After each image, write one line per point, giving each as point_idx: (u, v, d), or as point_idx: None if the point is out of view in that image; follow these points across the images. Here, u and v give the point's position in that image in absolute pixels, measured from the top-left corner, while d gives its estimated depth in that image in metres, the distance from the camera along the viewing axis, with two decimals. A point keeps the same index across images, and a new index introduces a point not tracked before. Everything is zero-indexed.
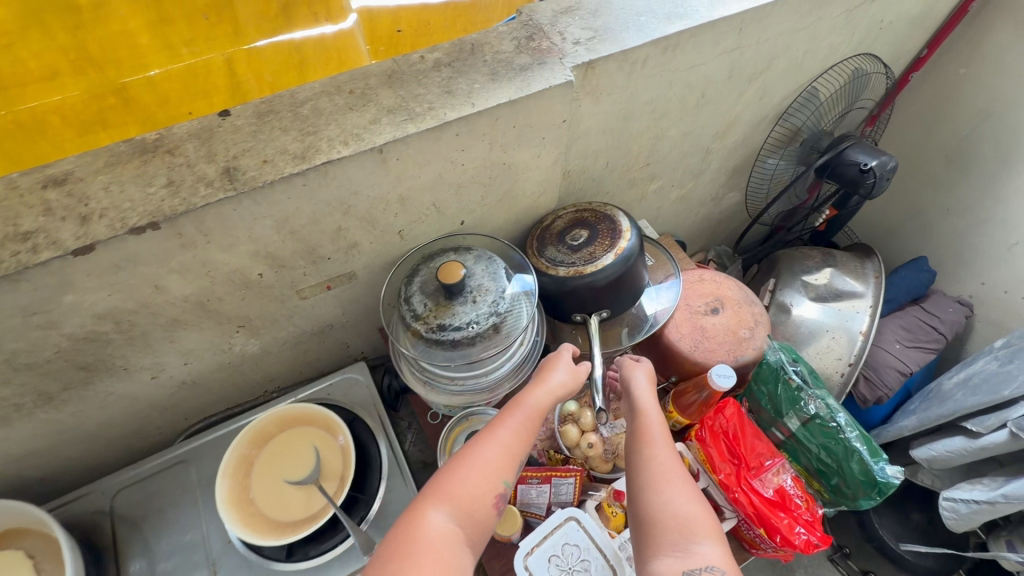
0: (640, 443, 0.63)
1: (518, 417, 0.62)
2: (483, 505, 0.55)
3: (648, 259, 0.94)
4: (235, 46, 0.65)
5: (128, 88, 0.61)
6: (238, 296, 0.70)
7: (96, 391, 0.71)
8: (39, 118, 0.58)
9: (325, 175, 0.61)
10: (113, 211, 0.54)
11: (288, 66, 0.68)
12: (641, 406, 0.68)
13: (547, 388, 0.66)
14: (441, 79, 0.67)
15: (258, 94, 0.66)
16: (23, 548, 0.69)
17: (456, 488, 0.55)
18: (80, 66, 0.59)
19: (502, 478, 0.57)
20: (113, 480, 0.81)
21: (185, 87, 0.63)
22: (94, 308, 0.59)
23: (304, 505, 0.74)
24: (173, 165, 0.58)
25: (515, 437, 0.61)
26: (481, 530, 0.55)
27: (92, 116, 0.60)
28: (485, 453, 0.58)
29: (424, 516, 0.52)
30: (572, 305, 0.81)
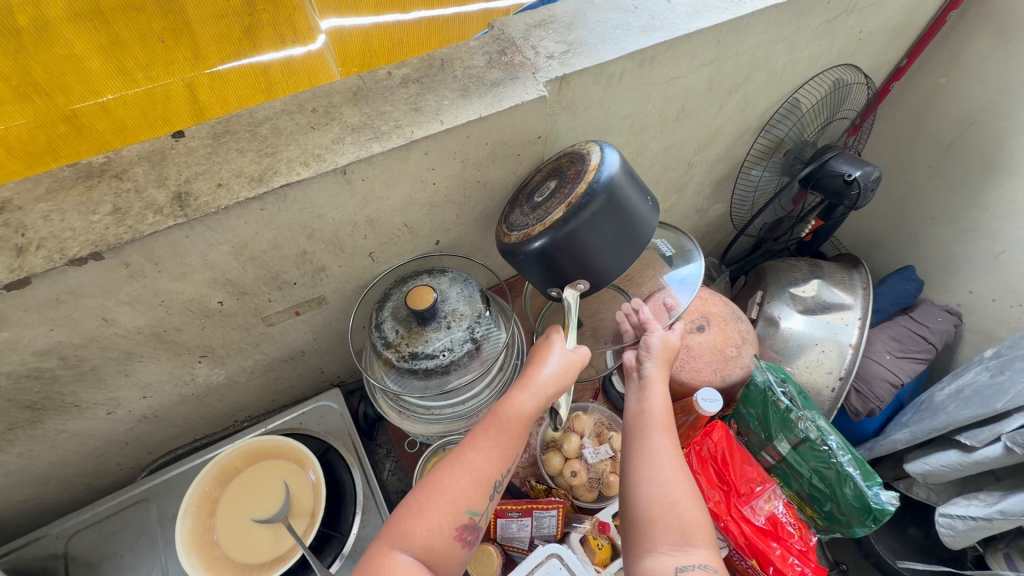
0: (642, 430, 0.60)
1: (495, 435, 0.56)
2: (447, 539, 0.51)
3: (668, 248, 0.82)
4: (195, 70, 0.56)
5: (79, 115, 0.53)
6: (197, 326, 0.66)
7: (45, 430, 0.67)
8: None
9: (285, 197, 0.57)
10: (51, 241, 0.51)
11: (253, 89, 0.62)
12: (648, 391, 0.64)
13: (523, 395, 0.59)
14: (409, 96, 0.65)
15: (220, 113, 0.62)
16: None
17: (415, 523, 0.51)
18: (23, 93, 0.48)
19: (467, 508, 0.52)
20: (68, 522, 0.76)
21: (142, 111, 0.56)
22: (35, 345, 0.55)
23: (271, 545, 0.70)
24: (120, 190, 0.54)
25: (486, 457, 0.55)
26: (446, 564, 0.51)
27: (38, 146, 0.54)
28: (448, 480, 0.53)
29: (381, 555, 0.49)
30: (540, 278, 0.64)
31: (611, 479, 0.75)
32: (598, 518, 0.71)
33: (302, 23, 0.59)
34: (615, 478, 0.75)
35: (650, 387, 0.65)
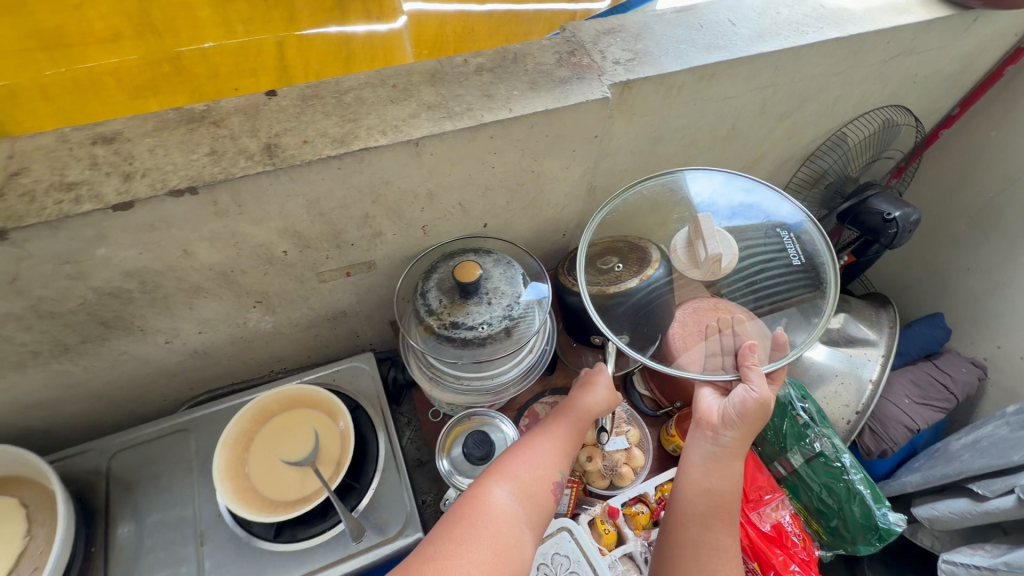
0: (700, 518, 0.64)
1: (572, 416, 0.68)
2: (543, 492, 0.61)
3: (793, 256, 0.69)
4: (288, 31, 0.73)
5: (182, 57, 0.69)
6: (261, 271, 0.71)
7: (111, 348, 0.72)
8: (94, 78, 0.66)
9: (361, 161, 0.62)
10: (155, 171, 0.56)
11: (335, 57, 0.79)
12: (714, 465, 0.65)
13: (601, 391, 0.71)
14: (482, 82, 0.69)
15: (303, 77, 0.79)
16: (19, 497, 0.73)
17: (519, 471, 0.62)
18: (141, 31, 0.65)
19: (557, 469, 0.63)
20: (113, 440, 0.82)
21: (234, 61, 0.73)
22: (123, 265, 0.61)
23: (297, 486, 0.74)
24: (218, 136, 0.60)
25: (569, 433, 0.67)
26: (540, 518, 0.60)
27: (143, 82, 0.69)
28: (541, 449, 0.65)
29: (486, 494, 0.58)
30: (587, 329, 0.84)
31: (625, 469, 0.77)
32: (607, 504, 0.74)
33: (388, 5, 0.76)
34: (628, 469, 0.77)
35: (721, 462, 0.66)
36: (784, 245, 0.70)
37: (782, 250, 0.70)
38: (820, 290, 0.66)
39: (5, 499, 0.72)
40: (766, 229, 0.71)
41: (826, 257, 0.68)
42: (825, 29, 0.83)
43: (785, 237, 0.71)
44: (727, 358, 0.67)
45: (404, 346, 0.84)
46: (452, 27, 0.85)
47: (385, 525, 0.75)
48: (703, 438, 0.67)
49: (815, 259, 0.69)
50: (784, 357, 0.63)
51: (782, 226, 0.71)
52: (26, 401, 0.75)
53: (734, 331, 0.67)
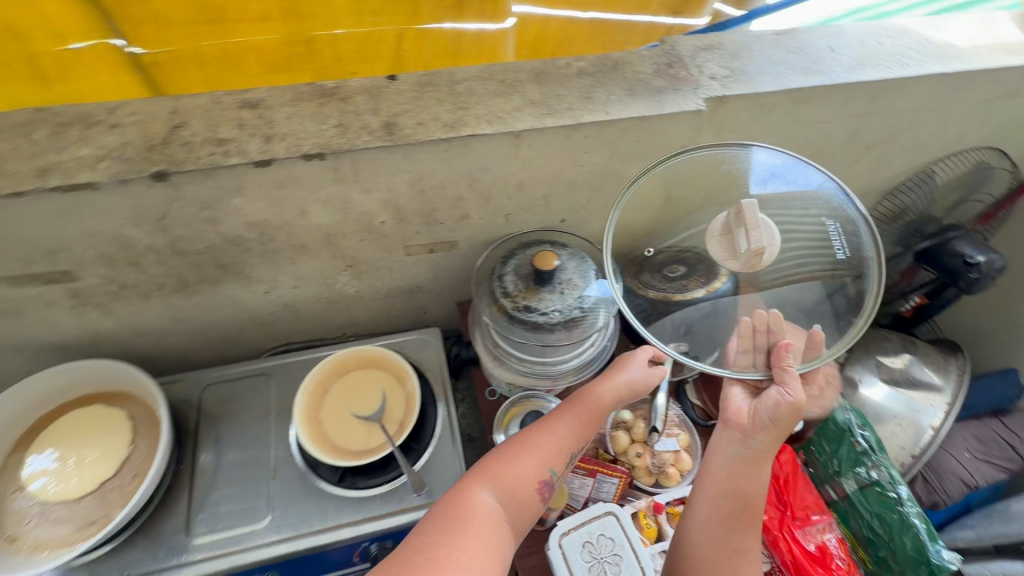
0: (728, 520, 0.63)
1: (574, 414, 0.68)
2: (528, 490, 0.62)
3: (837, 250, 0.65)
4: (406, 24, 0.80)
5: (314, 40, 0.78)
6: (358, 237, 0.78)
7: (220, 290, 0.81)
8: (241, 52, 0.76)
9: (466, 146, 0.68)
10: (291, 136, 0.64)
11: (444, 50, 0.86)
12: (738, 465, 0.65)
13: (611, 385, 0.69)
14: (583, 85, 0.74)
15: (413, 67, 0.86)
16: (127, 412, 0.82)
17: (505, 469, 0.63)
18: (285, 15, 0.74)
19: (549, 467, 0.64)
20: (206, 375, 0.92)
21: (356, 47, 0.81)
22: (249, 217, 0.68)
23: (364, 439, 0.81)
24: (345, 111, 0.67)
25: (568, 430, 0.68)
26: (524, 515, 0.61)
27: (279, 60, 0.79)
28: (531, 446, 0.66)
29: (471, 492, 0.60)
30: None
31: (672, 470, 0.79)
32: (653, 500, 0.77)
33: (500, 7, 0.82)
34: (675, 470, 0.79)
35: (746, 465, 0.65)
36: (827, 237, 0.65)
37: (824, 243, 0.65)
38: (864, 289, 0.61)
39: (117, 411, 0.82)
40: (808, 214, 0.66)
41: (872, 251, 0.62)
42: (927, 64, 0.83)
43: (831, 227, 0.65)
44: (759, 356, 0.65)
45: (475, 319, 0.88)
46: (553, 31, 0.90)
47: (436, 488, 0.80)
48: (732, 439, 0.67)
49: (861, 251, 0.63)
50: (819, 355, 0.61)
51: (826, 214, 0.65)
52: (142, 328, 0.84)
53: (769, 328, 0.64)
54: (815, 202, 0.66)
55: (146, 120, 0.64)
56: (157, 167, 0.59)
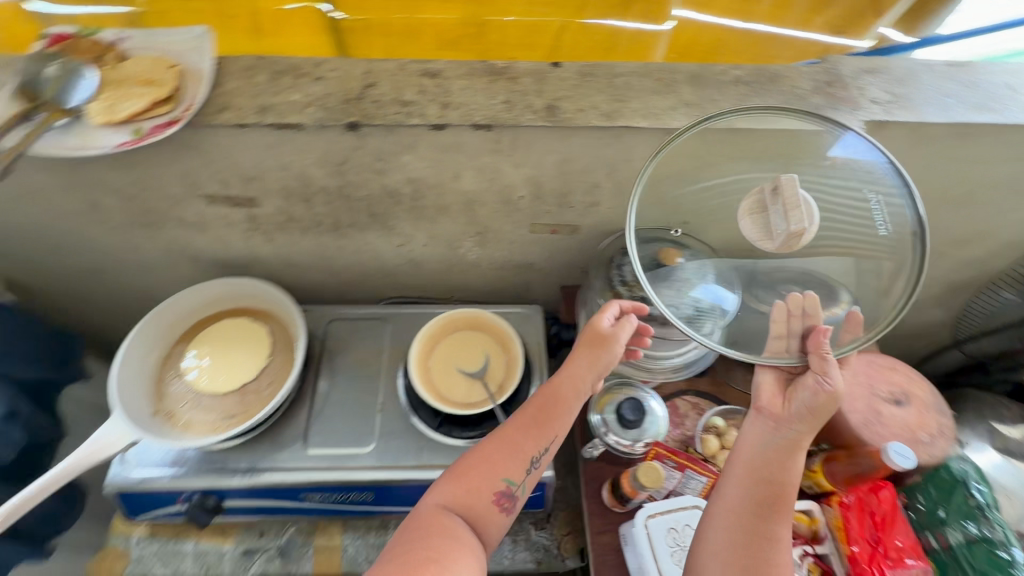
0: (766, 509, 0.62)
1: (531, 416, 0.69)
2: (483, 504, 0.64)
3: (879, 226, 0.62)
4: (571, 17, 0.84)
5: (485, 23, 0.84)
6: (495, 208, 0.84)
7: (364, 237, 0.90)
8: (420, 27, 0.84)
9: (618, 135, 0.72)
10: (465, 106, 0.70)
11: (599, 44, 0.88)
12: (771, 450, 0.65)
13: (566, 375, 0.70)
14: (738, 93, 0.75)
15: (567, 56, 0.90)
16: (269, 329, 0.94)
17: (453, 492, 0.64)
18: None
19: (504, 478, 0.66)
20: (331, 311, 1.02)
21: (521, 33, 0.86)
22: (411, 173, 0.76)
23: (465, 392, 0.88)
24: (513, 90, 0.73)
25: (523, 429, 0.68)
26: (485, 523, 0.64)
27: (450, 37, 0.86)
28: (482, 458, 0.67)
29: (428, 512, 0.62)
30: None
31: None
32: None
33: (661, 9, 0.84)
34: None
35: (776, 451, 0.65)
36: (867, 209, 0.63)
37: (863, 216, 0.63)
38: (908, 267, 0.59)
39: (261, 327, 0.94)
40: (847, 185, 0.63)
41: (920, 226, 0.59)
42: None
43: (873, 198, 0.62)
44: (793, 341, 0.65)
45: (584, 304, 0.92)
46: (706, 40, 0.91)
47: None
48: (766, 427, 0.66)
49: (906, 227, 0.60)
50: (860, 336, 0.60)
51: (868, 185, 0.62)
52: (291, 259, 0.96)
53: (805, 312, 0.65)
54: (860, 172, 0.62)
55: (344, 77, 0.73)
56: (351, 118, 0.68)
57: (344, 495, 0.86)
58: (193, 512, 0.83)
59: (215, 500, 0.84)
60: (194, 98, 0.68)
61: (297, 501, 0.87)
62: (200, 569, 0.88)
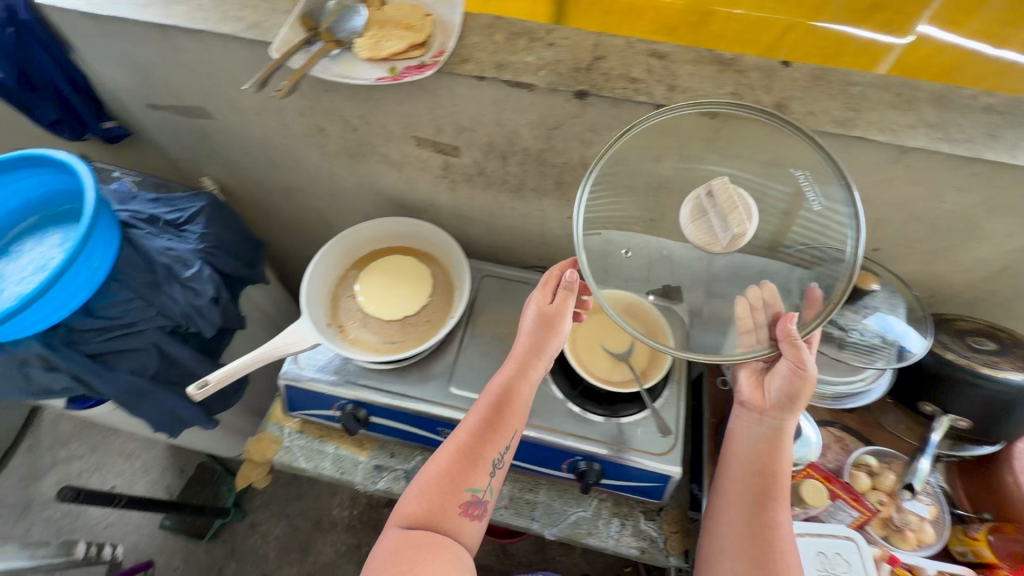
0: (762, 496, 0.71)
1: (480, 414, 0.73)
2: (449, 515, 0.68)
3: (812, 202, 0.64)
4: (804, 18, 0.79)
5: (710, 11, 0.81)
6: None
7: (539, 202, 0.94)
8: (640, 8, 0.83)
9: (845, 145, 0.70)
10: (692, 92, 0.71)
11: (824, 51, 0.81)
12: (761, 444, 0.73)
13: (507, 372, 0.75)
14: (987, 122, 0.69)
15: (781, 58, 0.82)
16: (431, 271, 1.00)
17: (415, 507, 0.69)
18: None
19: (469, 486, 0.70)
20: (484, 267, 1.08)
21: (742, 28, 0.81)
22: None
23: (607, 369, 0.90)
24: (741, 82, 0.72)
25: (477, 427, 0.73)
26: (454, 524, 0.68)
27: (667, 23, 0.84)
28: (442, 468, 0.71)
29: (395, 533, 0.67)
30: (920, 392, 0.81)
31: (913, 533, 0.76)
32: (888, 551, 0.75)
33: (907, 20, 0.77)
34: (915, 535, 0.77)
35: (762, 441, 0.73)
36: (801, 194, 0.64)
37: (798, 198, 0.65)
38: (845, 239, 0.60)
39: (425, 268, 1.00)
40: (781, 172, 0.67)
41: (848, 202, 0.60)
42: None
43: (804, 180, 0.64)
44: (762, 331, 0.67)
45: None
46: (946, 59, 0.78)
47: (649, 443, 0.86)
48: (751, 418, 0.75)
49: (838, 204, 0.61)
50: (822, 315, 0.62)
51: (793, 165, 0.65)
52: (463, 211, 1.02)
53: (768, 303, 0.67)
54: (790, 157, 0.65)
55: (574, 46, 0.75)
56: (582, 87, 0.70)
57: None
58: (346, 420, 0.91)
59: (364, 413, 0.93)
60: (443, 47, 0.73)
61: (434, 433, 0.94)
62: (337, 472, 0.97)
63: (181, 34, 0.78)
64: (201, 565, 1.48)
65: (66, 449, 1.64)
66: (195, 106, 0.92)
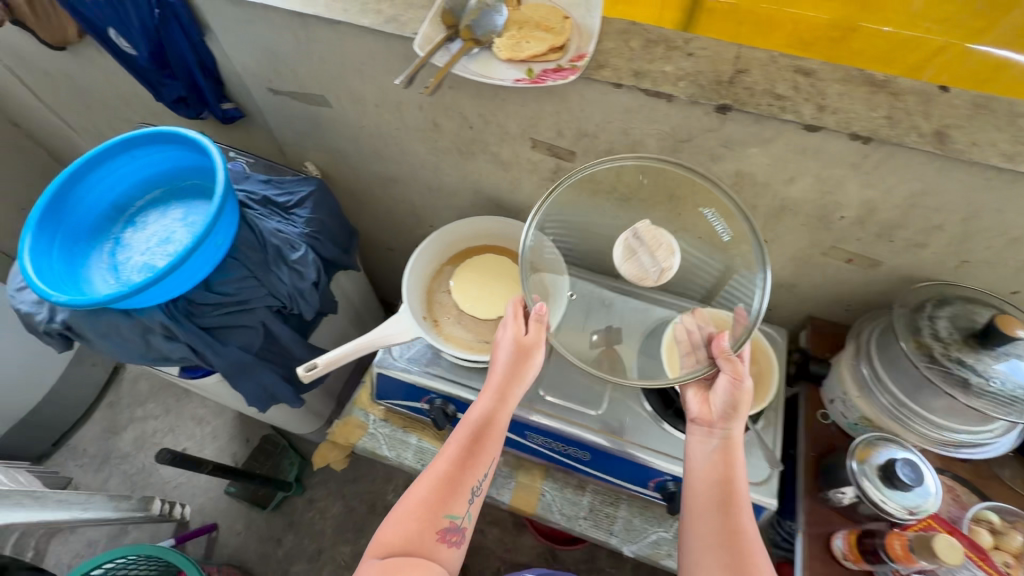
0: (725, 507, 0.67)
1: (458, 439, 0.73)
2: (427, 543, 0.66)
3: (721, 232, 0.75)
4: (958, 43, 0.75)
5: (856, 27, 0.78)
6: (803, 220, 0.81)
7: None
8: (781, 19, 0.81)
9: (1010, 181, 0.65)
10: (843, 112, 0.67)
11: (976, 75, 0.74)
12: (716, 456, 0.71)
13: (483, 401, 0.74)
14: None
15: (926, 78, 0.76)
16: None
17: (392, 536, 0.66)
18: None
19: (446, 513, 0.68)
20: None
21: (886, 47, 0.78)
22: (745, 166, 0.75)
23: None
24: (895, 106, 0.68)
25: (455, 453, 0.71)
26: (431, 551, 0.66)
27: (807, 36, 0.80)
28: (422, 496, 0.69)
29: (372, 561, 0.64)
30: None
31: None
32: None
33: None
34: None
35: (715, 456, 0.71)
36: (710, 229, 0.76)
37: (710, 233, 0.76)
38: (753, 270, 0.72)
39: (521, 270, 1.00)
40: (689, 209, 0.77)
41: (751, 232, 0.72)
42: None
43: (711, 216, 0.75)
44: (703, 353, 0.74)
45: (865, 344, 0.85)
46: None
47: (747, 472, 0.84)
48: (704, 437, 0.73)
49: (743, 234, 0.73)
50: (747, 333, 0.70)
51: (701, 203, 0.75)
52: None
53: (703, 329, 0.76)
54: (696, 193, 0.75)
55: (714, 57, 0.73)
56: (726, 101, 0.68)
57: (564, 447, 0.90)
58: (435, 414, 0.92)
59: (453, 409, 0.93)
60: (581, 51, 0.72)
61: (520, 437, 0.93)
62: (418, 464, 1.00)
63: (318, 23, 0.79)
64: (262, 535, 1.53)
65: (143, 408, 1.73)
66: (314, 93, 0.94)
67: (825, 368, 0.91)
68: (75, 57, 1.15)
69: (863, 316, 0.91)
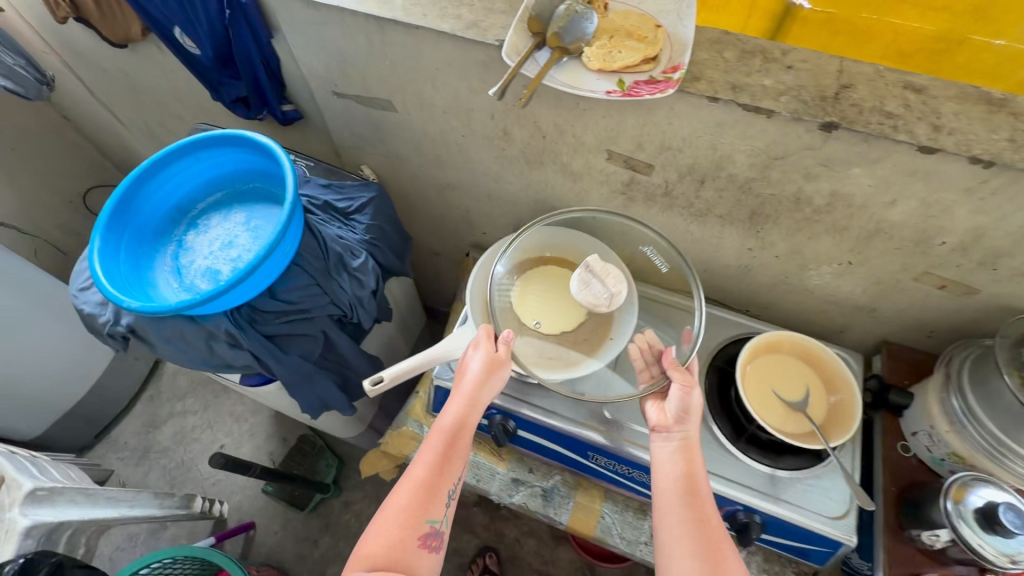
0: (687, 505, 0.67)
1: (432, 445, 0.73)
2: (410, 550, 0.66)
3: (659, 264, 0.89)
4: None
5: (962, 41, 0.73)
6: (896, 244, 0.76)
7: (721, 230, 0.88)
8: (875, 29, 0.75)
9: None
10: (961, 133, 0.63)
11: None
12: (677, 457, 0.71)
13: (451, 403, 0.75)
14: None
15: None
16: None
17: (375, 546, 0.65)
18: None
19: (426, 517, 0.69)
20: None
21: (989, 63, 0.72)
22: (842, 186, 0.71)
23: (780, 418, 0.83)
24: (1017, 127, 0.63)
25: (428, 459, 0.72)
26: (413, 556, 0.66)
27: (906, 49, 0.75)
28: (403, 504, 0.69)
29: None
30: None
31: None
32: None
33: None
34: None
35: (673, 460, 0.71)
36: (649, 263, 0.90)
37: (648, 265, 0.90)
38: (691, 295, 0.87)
39: None
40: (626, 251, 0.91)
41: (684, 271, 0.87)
42: None
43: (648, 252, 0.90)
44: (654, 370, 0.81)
45: (955, 374, 0.80)
46: None
47: (825, 507, 0.80)
48: (666, 445, 0.72)
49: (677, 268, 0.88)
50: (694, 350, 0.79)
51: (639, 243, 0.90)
52: None
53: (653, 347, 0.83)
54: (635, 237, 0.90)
55: (816, 70, 0.69)
56: (832, 118, 0.64)
57: (629, 470, 0.86)
58: (494, 430, 0.88)
59: (513, 425, 0.89)
60: (675, 62, 0.68)
61: (582, 457, 0.90)
62: (472, 477, 0.97)
63: (395, 27, 0.77)
64: (297, 535, 1.53)
65: (182, 403, 1.74)
66: (380, 97, 0.92)
67: (910, 400, 0.85)
68: (135, 54, 1.14)
69: (956, 339, 0.86)
